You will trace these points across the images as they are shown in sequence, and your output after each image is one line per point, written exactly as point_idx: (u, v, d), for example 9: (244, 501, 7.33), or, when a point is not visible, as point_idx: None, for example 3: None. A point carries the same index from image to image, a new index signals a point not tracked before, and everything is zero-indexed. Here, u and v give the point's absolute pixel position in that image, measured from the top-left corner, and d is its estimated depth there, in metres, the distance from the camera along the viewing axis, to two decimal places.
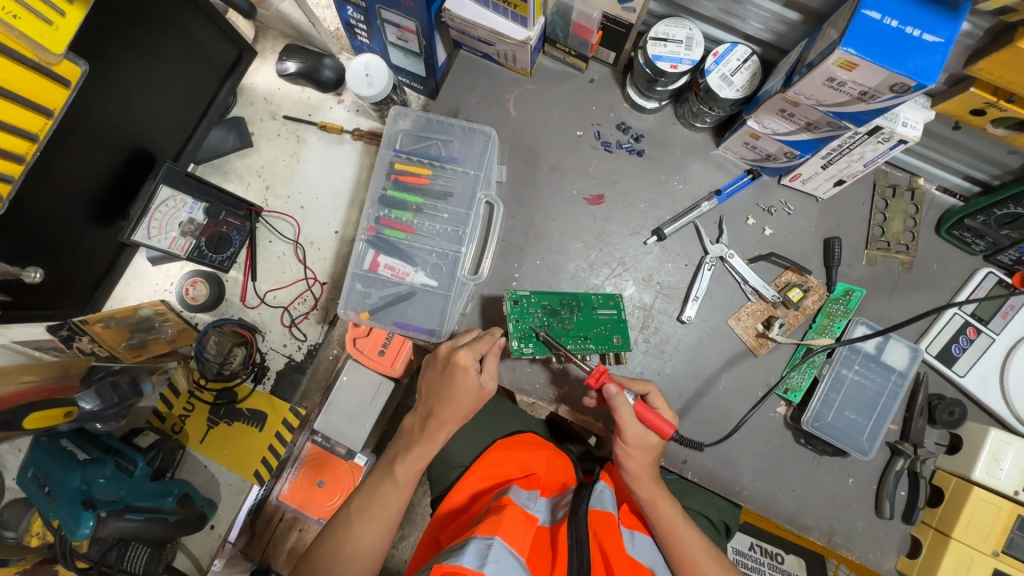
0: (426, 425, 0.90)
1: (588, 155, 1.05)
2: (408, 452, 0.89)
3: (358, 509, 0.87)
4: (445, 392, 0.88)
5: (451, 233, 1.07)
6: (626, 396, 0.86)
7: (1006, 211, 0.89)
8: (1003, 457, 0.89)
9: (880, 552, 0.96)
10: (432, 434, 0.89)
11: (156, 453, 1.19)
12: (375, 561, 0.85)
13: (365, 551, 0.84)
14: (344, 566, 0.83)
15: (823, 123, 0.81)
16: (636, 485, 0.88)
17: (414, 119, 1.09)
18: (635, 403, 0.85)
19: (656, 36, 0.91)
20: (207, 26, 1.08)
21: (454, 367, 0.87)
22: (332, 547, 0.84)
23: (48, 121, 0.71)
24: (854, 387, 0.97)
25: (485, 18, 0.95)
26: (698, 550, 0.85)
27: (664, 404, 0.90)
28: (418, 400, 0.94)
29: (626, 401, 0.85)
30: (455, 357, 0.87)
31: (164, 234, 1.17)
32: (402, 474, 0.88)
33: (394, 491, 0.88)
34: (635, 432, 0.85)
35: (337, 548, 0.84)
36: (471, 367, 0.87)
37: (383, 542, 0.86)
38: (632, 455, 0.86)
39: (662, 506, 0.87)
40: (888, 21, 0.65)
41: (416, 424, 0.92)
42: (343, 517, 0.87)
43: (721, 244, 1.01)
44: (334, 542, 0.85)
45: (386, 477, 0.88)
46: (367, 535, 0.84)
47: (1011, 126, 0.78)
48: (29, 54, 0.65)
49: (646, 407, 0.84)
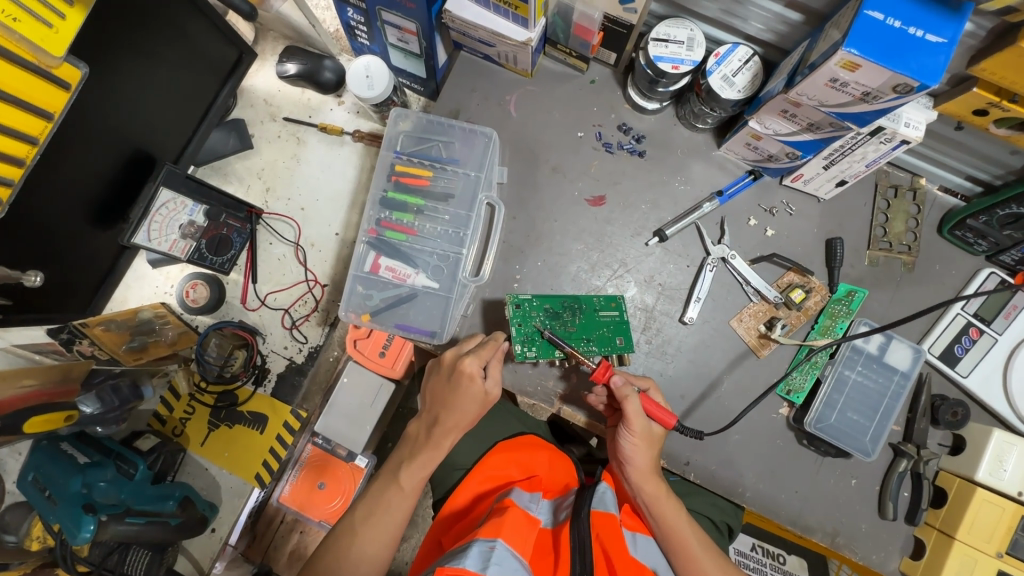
0: (431, 429, 0.90)
1: (589, 156, 1.05)
2: (413, 458, 0.89)
3: (361, 515, 0.87)
4: (450, 399, 0.88)
5: (452, 235, 1.07)
6: (632, 388, 0.86)
7: (1008, 211, 0.88)
8: (1006, 458, 0.88)
9: (883, 553, 0.95)
10: (436, 438, 0.89)
11: (156, 456, 1.18)
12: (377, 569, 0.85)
13: (368, 560, 0.84)
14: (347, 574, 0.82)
15: (825, 124, 0.80)
16: (640, 481, 0.87)
17: (414, 120, 1.09)
18: (640, 395, 0.86)
19: (657, 37, 0.91)
20: (207, 28, 1.08)
21: (458, 375, 0.87)
22: (336, 554, 0.84)
23: (49, 124, 0.71)
24: (856, 389, 0.97)
25: (486, 18, 0.95)
26: (700, 548, 0.86)
27: (660, 397, 0.93)
28: (423, 407, 0.93)
29: (634, 392, 0.84)
30: (460, 365, 0.87)
31: (164, 236, 1.16)
32: (407, 481, 0.88)
33: (398, 498, 0.87)
34: (643, 425, 0.85)
35: (339, 556, 0.83)
36: (477, 375, 0.86)
37: (388, 549, 0.86)
38: (638, 447, 0.86)
39: (664, 503, 0.87)
40: (891, 21, 0.65)
41: (420, 432, 0.91)
42: (348, 524, 0.87)
43: (723, 245, 1.01)
44: (334, 550, 0.84)
45: (390, 484, 0.88)
46: (369, 544, 0.84)
47: (1014, 126, 0.78)
48: (29, 57, 0.65)
49: (650, 398, 0.86)
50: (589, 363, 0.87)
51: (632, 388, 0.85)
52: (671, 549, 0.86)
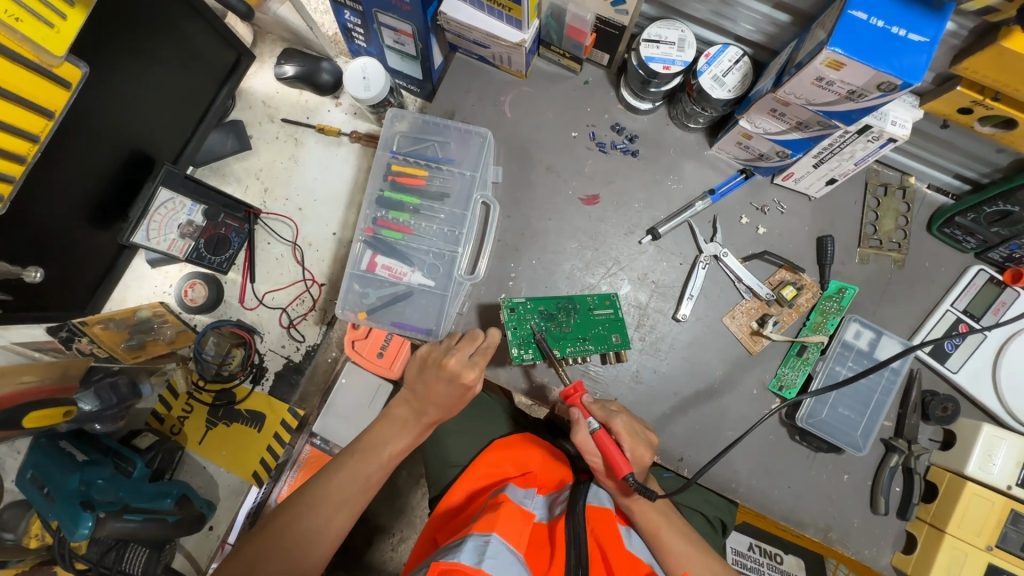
0: (420, 420, 0.91)
1: (583, 156, 1.06)
2: (396, 439, 0.91)
3: (338, 478, 0.86)
4: (439, 395, 0.89)
5: (448, 234, 1.08)
6: (588, 424, 0.84)
7: (995, 208, 0.89)
8: (996, 453, 0.89)
9: (875, 548, 0.96)
10: (424, 425, 0.91)
11: (154, 454, 1.20)
12: (335, 539, 0.84)
13: (334, 533, 0.84)
14: (312, 533, 0.82)
15: (813, 122, 0.82)
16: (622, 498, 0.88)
17: (410, 121, 1.10)
18: (597, 432, 0.83)
19: (648, 38, 0.93)
20: (206, 31, 1.09)
21: (457, 384, 0.87)
22: (315, 508, 0.83)
23: (49, 122, 0.72)
24: (847, 384, 0.98)
25: (480, 20, 0.96)
26: (687, 554, 0.84)
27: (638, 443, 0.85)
28: (409, 392, 0.92)
29: (586, 428, 0.84)
30: (460, 372, 0.87)
31: (163, 236, 1.17)
32: (388, 458, 0.89)
33: (371, 463, 0.88)
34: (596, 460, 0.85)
35: (309, 524, 0.82)
36: (473, 386, 0.88)
37: (350, 519, 0.86)
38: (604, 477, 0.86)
39: (643, 511, 0.86)
40: (874, 21, 0.67)
41: (410, 420, 0.92)
42: (326, 488, 0.85)
43: (715, 243, 1.02)
44: (307, 514, 0.83)
45: (370, 457, 0.88)
46: (337, 516, 0.84)
47: (998, 124, 0.79)
48: (30, 56, 0.66)
49: (605, 437, 0.82)
50: (563, 379, 0.87)
51: (587, 423, 0.84)
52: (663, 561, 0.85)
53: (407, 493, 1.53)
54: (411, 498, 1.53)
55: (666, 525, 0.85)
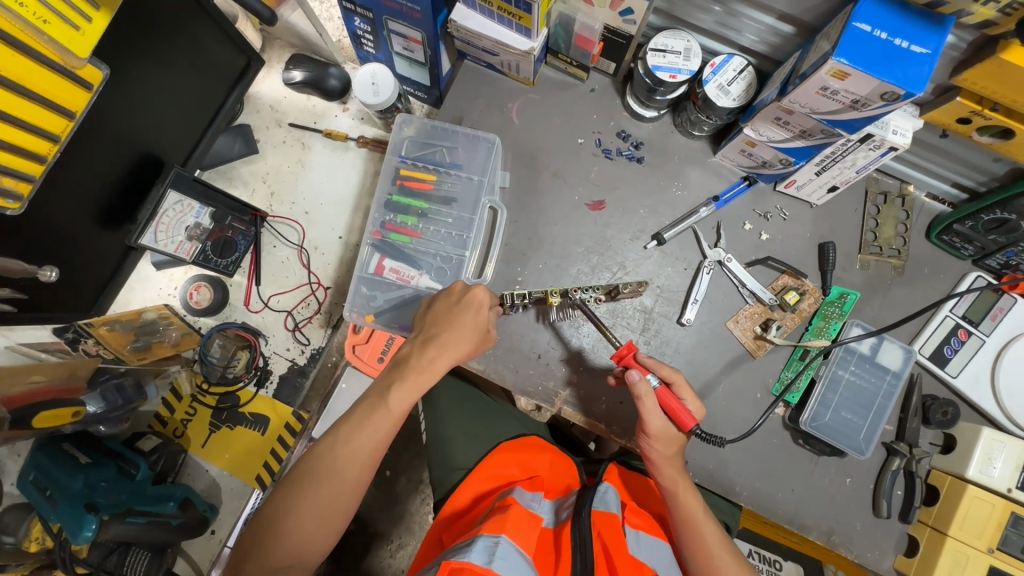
0: (425, 347, 0.87)
1: (589, 162, 1.08)
2: (403, 379, 0.85)
3: None
4: (453, 322, 0.88)
5: (456, 238, 1.11)
6: (649, 382, 0.87)
7: (993, 216, 0.92)
8: (996, 456, 0.91)
9: (878, 552, 0.97)
10: (428, 354, 0.86)
11: (157, 457, 1.21)
12: (354, 488, 0.80)
13: (350, 484, 0.80)
14: (325, 476, 0.79)
15: (816, 130, 0.84)
16: (659, 468, 0.88)
17: (418, 126, 1.13)
18: (658, 390, 0.87)
19: (655, 48, 0.95)
20: (218, 36, 1.10)
21: (469, 301, 0.89)
22: (319, 474, 0.79)
23: (70, 123, 0.74)
24: (850, 388, 0.99)
25: (489, 28, 0.97)
26: (715, 541, 0.85)
27: (691, 394, 0.90)
28: (419, 328, 0.92)
29: (647, 385, 0.86)
30: (473, 291, 0.89)
31: (171, 238, 1.16)
32: None
33: (384, 421, 0.83)
34: (660, 424, 0.85)
35: (314, 502, 0.78)
36: (487, 304, 0.89)
37: (366, 472, 0.81)
38: (654, 445, 0.87)
39: (683, 495, 0.86)
40: (877, 33, 0.69)
41: (413, 349, 0.88)
42: (327, 462, 0.80)
43: (719, 248, 1.04)
44: (302, 503, 0.78)
45: (378, 405, 0.84)
46: (352, 468, 0.80)
47: (996, 134, 0.81)
48: (56, 58, 0.68)
49: (668, 393, 0.86)
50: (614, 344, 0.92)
51: (648, 380, 0.87)
52: (693, 553, 0.85)
53: (406, 499, 1.53)
54: (409, 504, 1.52)
55: (702, 513, 0.86)
